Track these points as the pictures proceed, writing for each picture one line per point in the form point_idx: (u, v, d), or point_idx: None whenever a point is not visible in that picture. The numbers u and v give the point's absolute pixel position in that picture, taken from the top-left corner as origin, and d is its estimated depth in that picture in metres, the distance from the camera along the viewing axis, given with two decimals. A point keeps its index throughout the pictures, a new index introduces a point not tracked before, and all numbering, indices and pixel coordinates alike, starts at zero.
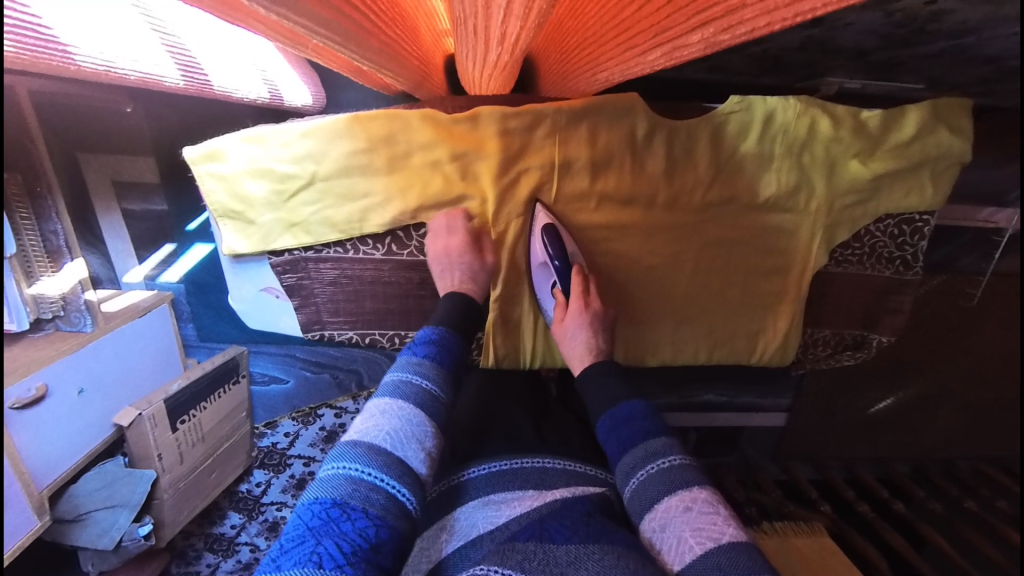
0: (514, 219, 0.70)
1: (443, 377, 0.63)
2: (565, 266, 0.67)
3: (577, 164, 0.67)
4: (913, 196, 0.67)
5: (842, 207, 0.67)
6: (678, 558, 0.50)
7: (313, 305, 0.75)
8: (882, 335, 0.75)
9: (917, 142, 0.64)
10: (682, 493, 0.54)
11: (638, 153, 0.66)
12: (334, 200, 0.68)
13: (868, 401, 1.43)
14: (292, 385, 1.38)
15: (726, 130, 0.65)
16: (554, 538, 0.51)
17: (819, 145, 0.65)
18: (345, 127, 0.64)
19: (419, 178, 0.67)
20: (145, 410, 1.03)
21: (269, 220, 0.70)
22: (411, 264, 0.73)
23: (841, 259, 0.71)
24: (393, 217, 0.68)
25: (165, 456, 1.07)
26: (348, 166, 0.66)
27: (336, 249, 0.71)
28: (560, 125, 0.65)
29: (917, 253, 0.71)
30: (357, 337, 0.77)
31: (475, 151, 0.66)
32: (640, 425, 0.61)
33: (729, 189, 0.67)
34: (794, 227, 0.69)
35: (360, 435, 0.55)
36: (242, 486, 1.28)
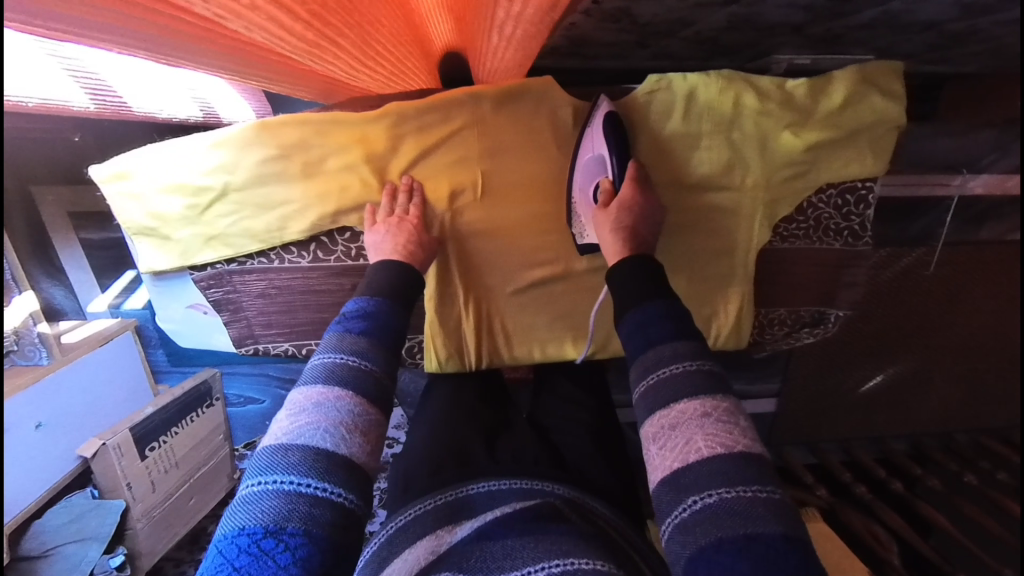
0: (440, 216, 0.68)
1: (375, 353, 0.60)
2: (621, 161, 0.63)
3: (500, 158, 0.67)
4: (852, 164, 0.64)
5: (779, 181, 0.65)
6: (682, 457, 0.51)
7: (243, 319, 0.74)
8: (839, 310, 0.73)
9: (849, 108, 0.62)
10: (703, 399, 0.53)
11: (563, 139, 0.67)
12: (251, 211, 0.67)
13: (859, 380, 1.59)
14: (269, 404, 1.38)
15: (651, 110, 0.63)
16: (492, 536, 0.58)
17: (745, 116, 0.62)
18: (254, 135, 0.63)
19: (337, 183, 0.66)
20: (108, 440, 1.03)
21: (188, 235, 0.69)
22: (340, 270, 0.71)
23: (786, 234, 0.68)
24: (314, 223, 0.67)
25: (134, 486, 1.07)
26: (262, 175, 0.65)
27: (260, 259, 0.70)
28: (479, 114, 0.65)
29: (865, 223, 0.68)
30: (294, 348, 0.76)
31: (391, 151, 0.65)
32: (668, 326, 0.58)
33: (660, 171, 0.66)
34: (732, 205, 0.67)
35: (291, 437, 0.51)
36: (228, 509, 1.25)
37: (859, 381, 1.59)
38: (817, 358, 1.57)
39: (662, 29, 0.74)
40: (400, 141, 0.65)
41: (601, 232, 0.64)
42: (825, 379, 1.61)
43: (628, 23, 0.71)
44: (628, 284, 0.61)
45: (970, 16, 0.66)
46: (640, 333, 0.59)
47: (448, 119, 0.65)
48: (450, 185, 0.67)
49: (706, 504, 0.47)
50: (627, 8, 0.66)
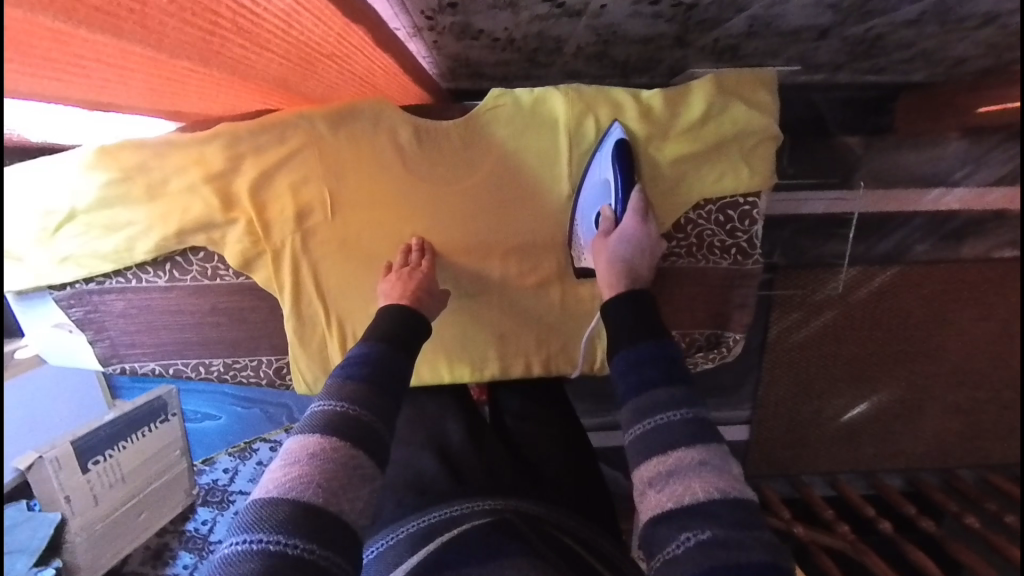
0: (289, 235, 0.68)
1: (371, 396, 0.56)
2: (628, 189, 0.63)
3: (348, 176, 0.67)
4: (725, 177, 0.63)
5: (648, 199, 0.65)
6: (675, 498, 0.49)
7: (107, 338, 0.75)
8: (734, 334, 0.69)
9: (711, 120, 0.63)
10: (698, 449, 0.51)
11: (406, 155, 0.67)
12: (99, 232, 0.68)
13: (840, 409, 1.48)
14: (225, 421, 1.42)
15: (494, 125, 0.66)
16: (452, 565, 0.50)
17: (593, 131, 0.65)
18: (96, 159, 0.65)
19: (180, 204, 0.67)
20: (45, 453, 1.08)
21: (39, 257, 0.71)
22: (196, 290, 0.71)
23: (665, 253, 0.67)
24: (159, 244, 0.68)
25: (73, 500, 1.11)
26: (106, 198, 0.66)
27: (118, 279, 0.72)
28: (316, 133, 0.66)
29: (752, 239, 0.65)
30: (159, 367, 0.76)
31: (232, 169, 0.66)
32: (655, 369, 0.57)
33: (514, 185, 0.68)
34: (601, 221, 0.67)
35: (280, 490, 0.48)
36: (188, 525, 1.33)
37: (840, 410, 1.48)
38: (791, 384, 1.46)
39: (540, 46, 0.70)
40: (240, 160, 0.66)
41: (596, 258, 0.64)
42: (801, 408, 1.49)
43: (490, 39, 0.67)
44: (619, 325, 0.61)
45: (853, 19, 0.66)
46: (637, 372, 0.57)
47: (285, 139, 0.66)
48: (298, 204, 0.67)
49: (698, 540, 0.46)
50: (469, 24, 0.62)
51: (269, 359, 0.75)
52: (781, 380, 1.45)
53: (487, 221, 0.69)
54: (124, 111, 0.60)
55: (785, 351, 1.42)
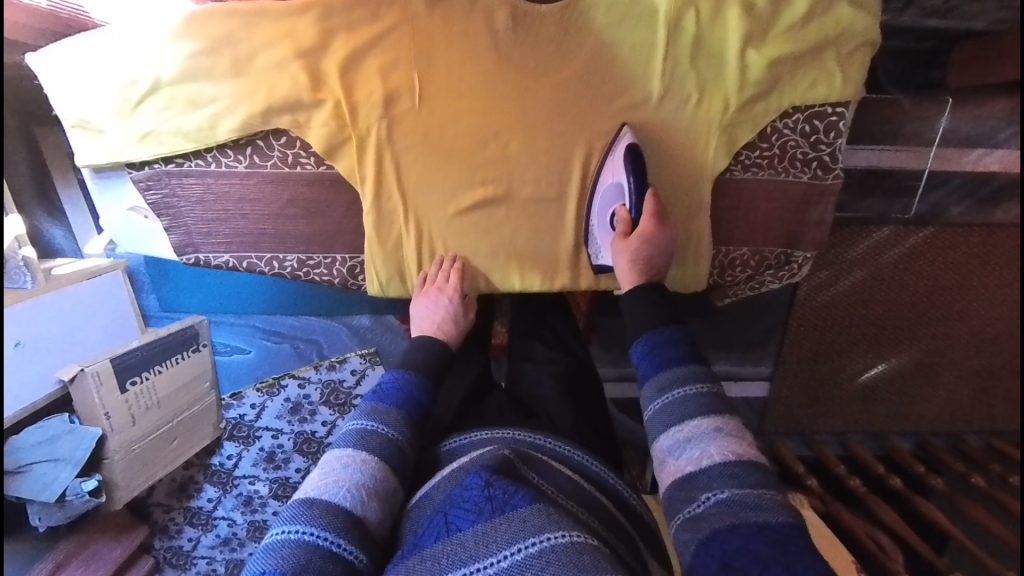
0: (375, 121, 0.70)
1: (406, 423, 0.68)
2: (641, 191, 0.70)
3: (438, 60, 0.69)
4: (817, 85, 0.69)
5: (741, 103, 0.69)
6: (695, 462, 0.56)
7: (183, 225, 0.77)
8: (804, 252, 0.75)
9: (813, 22, 0.67)
10: (711, 417, 0.59)
11: (500, 40, 0.69)
12: (182, 106, 0.71)
13: (860, 369, 1.49)
14: (254, 355, 1.42)
15: (591, 11, 0.68)
16: (459, 526, 0.54)
17: (693, 25, 0.68)
18: (184, 29, 0.68)
19: (267, 80, 0.69)
20: (87, 367, 1.08)
21: (120, 130, 0.73)
22: (275, 177, 0.74)
23: (748, 161, 0.72)
24: (244, 123, 0.70)
25: (113, 417, 1.12)
26: (191, 70, 0.69)
27: (197, 161, 0.74)
28: (411, 13, 0.68)
29: (835, 153, 0.71)
30: (234, 260, 0.78)
31: (323, 49, 0.69)
32: (674, 352, 0.65)
33: (600, 78, 0.70)
34: (687, 121, 0.70)
35: (318, 494, 0.58)
36: (215, 459, 1.37)
37: (859, 370, 1.49)
38: (812, 341, 1.47)
39: None
40: (332, 37, 0.69)
41: (619, 256, 0.72)
42: (820, 366, 1.50)
43: None
44: (634, 316, 0.71)
45: None
46: (655, 357, 0.66)
47: (378, 16, 0.68)
48: (389, 88, 0.69)
49: (717, 499, 0.53)
50: None
51: (343, 258, 0.78)
52: (804, 337, 1.47)
53: (569, 118, 0.71)
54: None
55: (811, 310, 1.43)
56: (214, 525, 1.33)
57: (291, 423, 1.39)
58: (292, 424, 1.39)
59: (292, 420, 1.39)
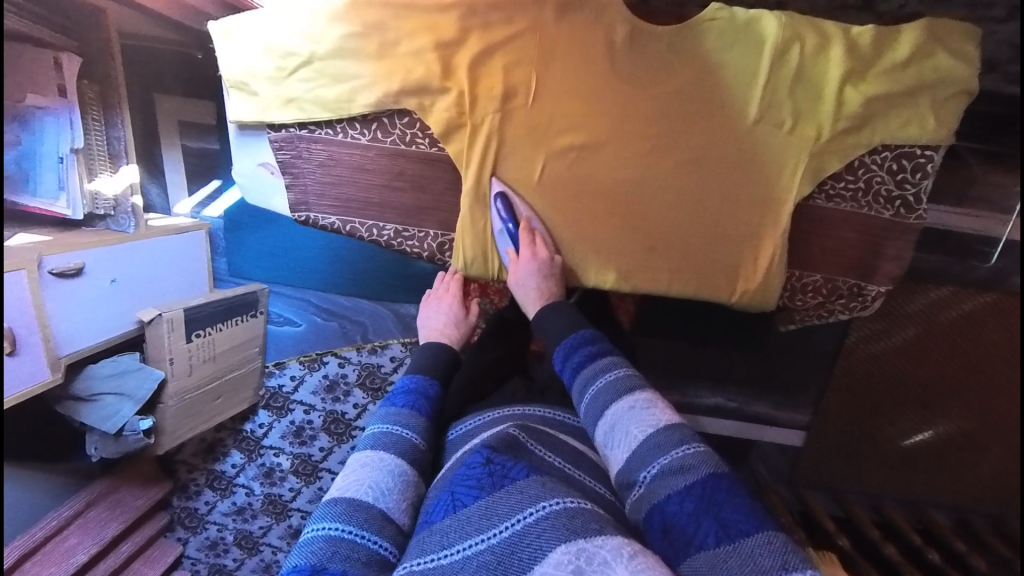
0: (491, 113, 0.76)
1: (421, 425, 0.78)
2: (515, 224, 0.79)
3: (558, 62, 0.75)
4: (910, 126, 0.72)
5: (833, 134, 0.72)
6: (626, 447, 0.63)
7: (300, 185, 0.85)
8: (877, 286, 0.77)
9: (913, 66, 0.71)
10: (627, 397, 0.67)
11: (617, 52, 0.74)
12: (326, 80, 0.79)
13: (903, 432, 1.45)
14: (303, 330, 1.48)
15: (707, 34, 0.73)
16: (465, 502, 0.58)
17: (798, 56, 0.72)
18: (344, 12, 0.77)
19: (404, 65, 0.77)
20: (164, 312, 1.17)
21: (270, 93, 0.81)
22: (392, 153, 0.81)
23: (832, 192, 0.75)
24: (377, 100, 0.78)
25: (176, 363, 1.20)
26: (342, 50, 0.77)
27: (327, 130, 0.81)
28: (541, 20, 0.74)
29: (919, 193, 0.74)
30: (339, 224, 0.85)
31: (457, 42, 0.76)
32: (589, 352, 0.74)
33: (710, 95, 0.74)
34: (784, 147, 0.74)
35: (340, 493, 0.66)
36: (246, 425, 1.44)
37: (902, 433, 1.45)
38: (855, 393, 1.47)
39: None
40: (466, 33, 0.76)
41: (515, 288, 0.81)
42: (860, 423, 1.46)
43: None
44: (554, 328, 0.80)
45: None
46: (571, 362, 0.75)
47: (512, 20, 0.75)
48: (508, 84, 0.76)
49: (654, 471, 0.59)
50: None
51: (436, 234, 0.84)
52: (847, 387, 1.47)
53: (670, 128, 0.75)
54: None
55: (856, 359, 1.43)
56: (231, 492, 1.43)
57: (324, 402, 1.44)
58: (325, 402, 1.44)
59: (325, 398, 1.44)
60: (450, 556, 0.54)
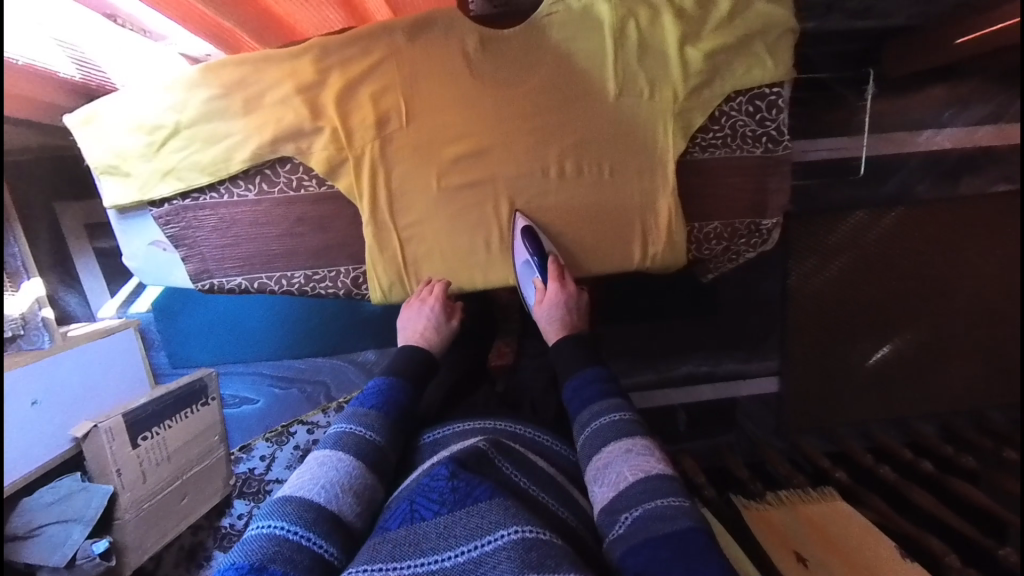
0: (369, 141, 0.79)
1: (384, 425, 0.77)
2: (542, 260, 0.83)
3: (421, 81, 0.78)
4: (754, 70, 0.78)
5: (691, 93, 0.78)
6: (614, 487, 0.65)
7: (198, 255, 0.84)
8: (771, 218, 0.83)
9: (739, 16, 0.77)
10: (627, 441, 0.70)
11: (473, 61, 0.78)
12: (200, 145, 0.80)
13: (863, 352, 1.46)
14: (264, 404, 1.43)
15: (551, 26, 0.78)
16: (423, 515, 0.58)
17: (636, 31, 0.77)
18: (200, 77, 0.77)
19: (274, 114, 0.78)
20: (102, 422, 1.10)
21: (147, 170, 0.81)
22: (283, 200, 0.82)
23: (704, 143, 0.80)
24: (256, 152, 0.79)
25: (123, 473, 1.12)
26: (208, 113, 0.78)
27: (212, 194, 0.82)
28: (395, 45, 0.77)
29: (779, 126, 0.80)
30: (246, 281, 0.85)
31: (319, 83, 0.78)
32: (599, 388, 0.79)
33: (570, 82, 0.78)
34: (652, 113, 0.79)
35: (293, 491, 0.65)
36: (224, 520, 1.32)
37: (864, 353, 1.46)
38: (813, 325, 1.51)
39: None
40: (326, 73, 0.78)
41: (539, 315, 0.89)
42: (827, 352, 1.51)
43: None
44: (563, 360, 0.86)
45: None
46: (581, 394, 0.80)
47: (367, 52, 0.78)
48: (377, 111, 0.78)
49: (635, 516, 0.60)
50: None
51: (347, 269, 0.85)
52: (806, 321, 1.50)
53: (547, 120, 0.79)
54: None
55: (806, 297, 1.48)
56: None
57: None
58: None
59: None
60: (401, 569, 0.54)
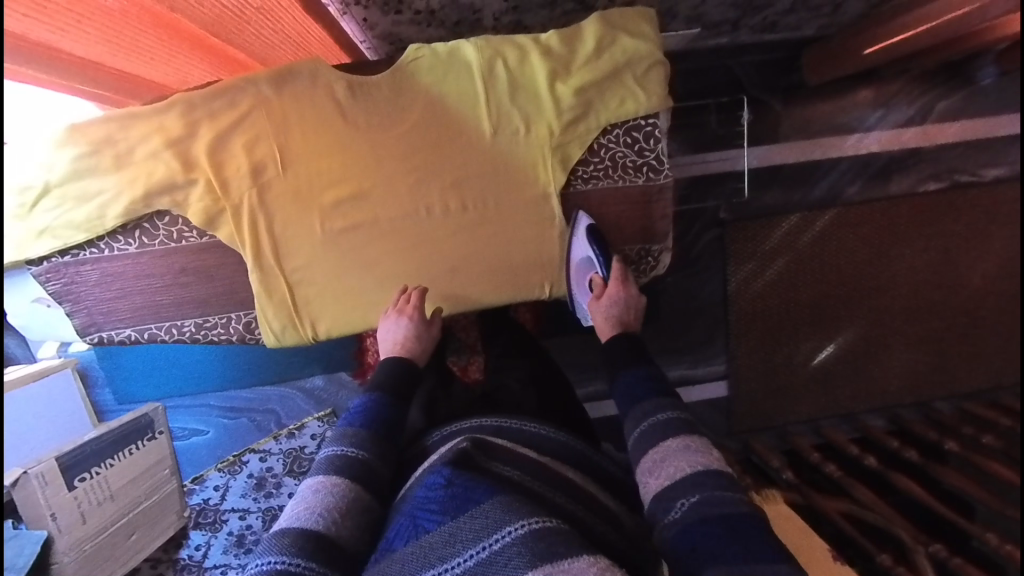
0: (246, 189, 0.87)
1: (370, 441, 0.69)
2: (606, 260, 0.88)
3: (295, 130, 0.86)
4: (626, 103, 0.85)
5: (565, 127, 0.85)
6: (665, 478, 0.60)
7: (83, 309, 0.93)
8: (658, 246, 0.93)
9: (604, 53, 0.83)
10: (682, 437, 0.64)
11: (344, 107, 0.85)
12: (71, 203, 0.87)
13: (810, 351, 1.47)
14: (213, 434, 1.46)
15: (418, 72, 0.85)
16: (425, 528, 0.53)
17: (504, 70, 0.84)
18: (66, 139, 0.84)
19: (145, 169, 0.85)
20: (30, 468, 1.00)
21: (17, 231, 0.87)
22: (162, 251, 0.90)
23: (585, 176, 0.89)
24: (128, 208, 0.86)
25: (59, 517, 1.04)
26: (78, 171, 0.85)
27: (91, 250, 0.90)
28: (262, 96, 0.84)
29: (658, 155, 0.87)
30: (135, 333, 0.94)
31: (189, 136, 0.85)
32: (649, 385, 0.73)
33: (434, 125, 0.86)
34: (522, 147, 0.87)
35: (288, 521, 0.60)
36: (182, 552, 1.22)
37: (810, 352, 1.47)
38: (758, 327, 1.46)
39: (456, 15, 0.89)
40: (195, 126, 0.85)
41: (594, 314, 0.88)
42: (772, 353, 1.48)
43: (411, 11, 0.85)
44: (610, 356, 0.82)
45: None
46: (637, 389, 0.74)
47: (234, 104, 0.84)
48: (260, 157, 0.86)
49: (690, 503, 0.56)
50: None
51: (238, 316, 0.94)
52: (750, 325, 1.47)
53: (423, 160, 0.87)
54: (91, 68, 0.81)
55: (746, 302, 1.45)
56: None
57: (258, 499, 1.33)
58: (259, 500, 1.33)
59: (257, 496, 1.33)
60: None
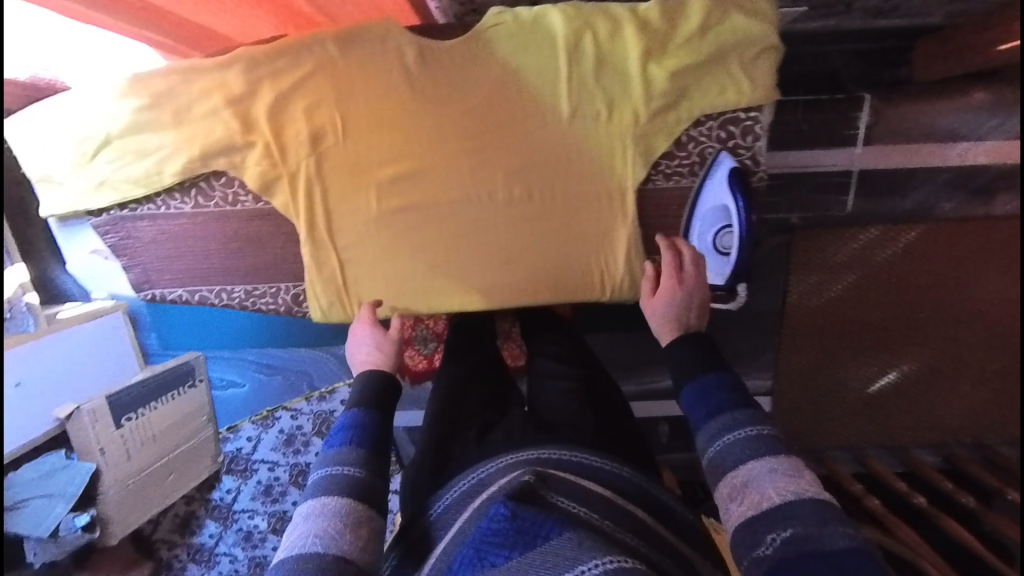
0: (304, 158, 0.84)
1: (368, 462, 0.62)
2: (746, 207, 0.76)
3: (359, 96, 0.81)
4: (727, 92, 0.78)
5: (654, 113, 0.79)
6: (754, 506, 0.51)
7: (139, 265, 0.94)
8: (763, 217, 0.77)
9: (709, 34, 0.76)
10: (769, 458, 0.53)
11: (410, 73, 0.80)
12: (131, 156, 0.86)
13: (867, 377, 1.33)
14: (248, 388, 1.43)
15: (494, 40, 0.79)
16: (491, 563, 0.50)
17: (591, 46, 0.78)
18: (128, 90, 0.83)
19: (204, 127, 0.83)
20: (84, 404, 1.16)
21: (82, 181, 0.89)
22: (217, 213, 0.89)
23: (669, 169, 0.83)
24: (185, 165, 0.85)
25: (107, 451, 1.18)
26: (138, 124, 0.84)
27: (149, 206, 0.90)
28: (327, 56, 0.81)
29: (755, 152, 0.81)
30: (186, 293, 0.95)
31: (250, 95, 0.82)
32: (727, 394, 0.61)
33: (509, 101, 0.81)
34: (598, 133, 0.81)
35: (287, 550, 0.55)
36: (214, 494, 1.38)
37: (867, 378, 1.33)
38: (814, 345, 1.33)
39: None
40: (257, 84, 0.82)
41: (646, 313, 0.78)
42: (820, 373, 1.35)
43: None
44: (675, 360, 0.68)
45: None
46: (705, 400, 0.62)
47: (299, 63, 0.81)
48: (321, 122, 0.82)
49: (784, 538, 0.47)
50: None
51: (287, 286, 0.93)
52: (803, 345, 1.34)
53: (487, 140, 0.82)
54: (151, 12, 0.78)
55: (802, 317, 1.32)
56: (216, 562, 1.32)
57: (287, 455, 1.38)
58: (287, 455, 1.38)
59: (286, 452, 1.38)
60: None
